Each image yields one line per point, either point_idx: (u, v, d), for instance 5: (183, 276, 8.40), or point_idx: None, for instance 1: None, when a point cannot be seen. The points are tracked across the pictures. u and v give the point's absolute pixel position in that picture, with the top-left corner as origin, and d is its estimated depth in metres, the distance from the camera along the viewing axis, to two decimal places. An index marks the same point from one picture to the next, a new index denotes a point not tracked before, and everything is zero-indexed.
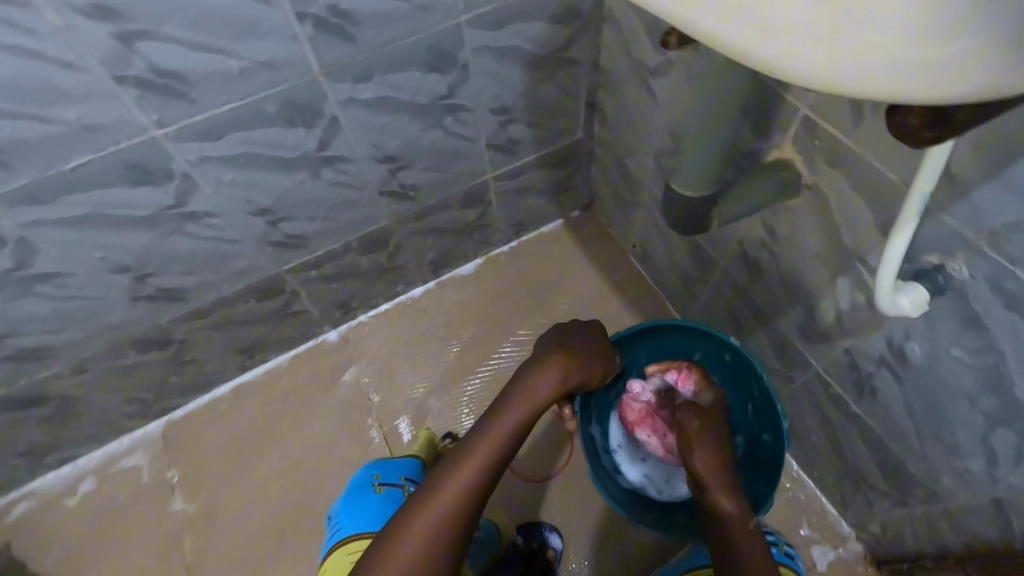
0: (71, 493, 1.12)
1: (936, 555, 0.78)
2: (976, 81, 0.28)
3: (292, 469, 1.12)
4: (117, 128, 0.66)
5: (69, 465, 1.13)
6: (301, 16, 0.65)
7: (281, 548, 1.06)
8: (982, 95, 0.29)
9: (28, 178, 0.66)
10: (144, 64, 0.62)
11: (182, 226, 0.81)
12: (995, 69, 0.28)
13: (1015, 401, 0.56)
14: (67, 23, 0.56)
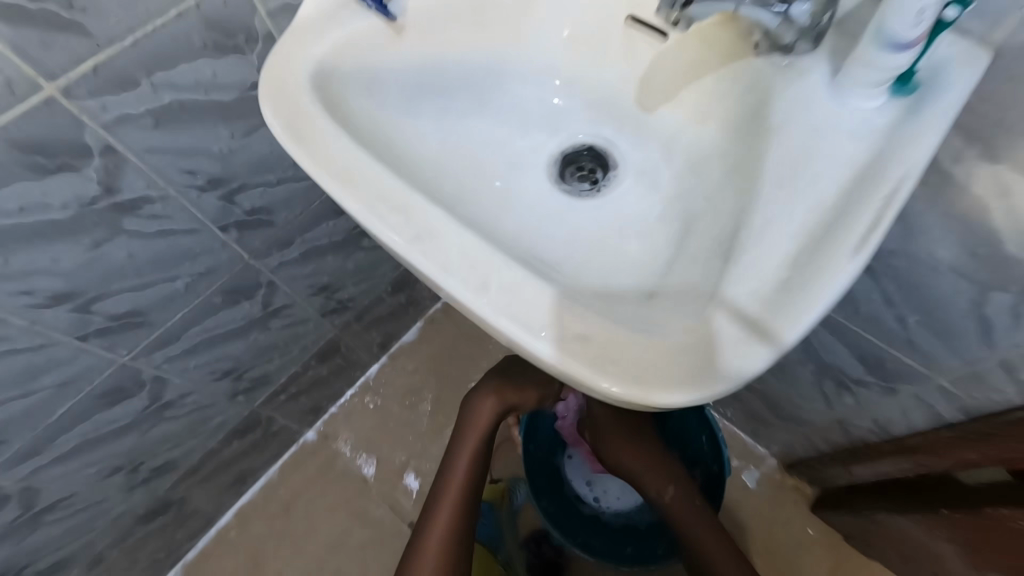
0: None
1: (817, 455, 1.05)
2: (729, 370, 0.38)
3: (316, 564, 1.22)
4: (91, 371, 0.73)
5: None
6: (224, 227, 0.75)
7: None
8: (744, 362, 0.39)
9: (22, 442, 0.72)
10: (102, 317, 0.69)
11: (161, 414, 0.89)
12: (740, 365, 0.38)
13: (824, 364, 0.81)
14: (32, 319, 0.63)
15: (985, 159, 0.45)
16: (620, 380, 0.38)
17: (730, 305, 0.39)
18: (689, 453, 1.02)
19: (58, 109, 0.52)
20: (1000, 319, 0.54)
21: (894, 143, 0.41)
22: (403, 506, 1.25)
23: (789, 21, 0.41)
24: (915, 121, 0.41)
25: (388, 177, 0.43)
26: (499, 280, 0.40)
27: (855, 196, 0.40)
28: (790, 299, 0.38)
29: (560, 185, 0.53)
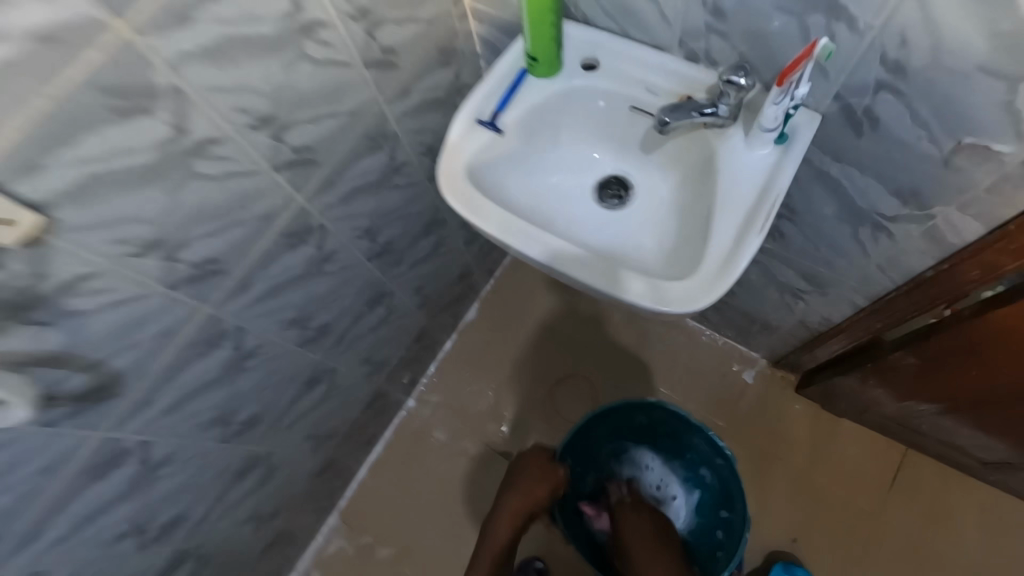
0: None
1: (791, 350, 1.44)
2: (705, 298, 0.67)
3: (440, 493, 1.60)
4: (300, 368, 1.08)
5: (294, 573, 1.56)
6: (368, 258, 1.09)
7: (464, 541, 1.55)
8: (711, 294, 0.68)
9: (267, 421, 1.08)
10: (308, 330, 1.04)
11: (330, 394, 1.25)
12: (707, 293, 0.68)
13: (787, 283, 1.17)
14: (277, 338, 0.97)
15: (833, 162, 0.79)
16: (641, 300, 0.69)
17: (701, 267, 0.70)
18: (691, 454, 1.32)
19: (298, 210, 0.86)
20: (867, 244, 0.90)
21: (781, 164, 0.72)
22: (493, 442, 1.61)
23: (719, 117, 0.73)
24: (788, 147, 0.73)
25: (516, 219, 0.76)
26: (571, 256, 0.73)
27: (761, 206, 0.71)
28: (734, 256, 0.68)
29: (600, 205, 0.88)
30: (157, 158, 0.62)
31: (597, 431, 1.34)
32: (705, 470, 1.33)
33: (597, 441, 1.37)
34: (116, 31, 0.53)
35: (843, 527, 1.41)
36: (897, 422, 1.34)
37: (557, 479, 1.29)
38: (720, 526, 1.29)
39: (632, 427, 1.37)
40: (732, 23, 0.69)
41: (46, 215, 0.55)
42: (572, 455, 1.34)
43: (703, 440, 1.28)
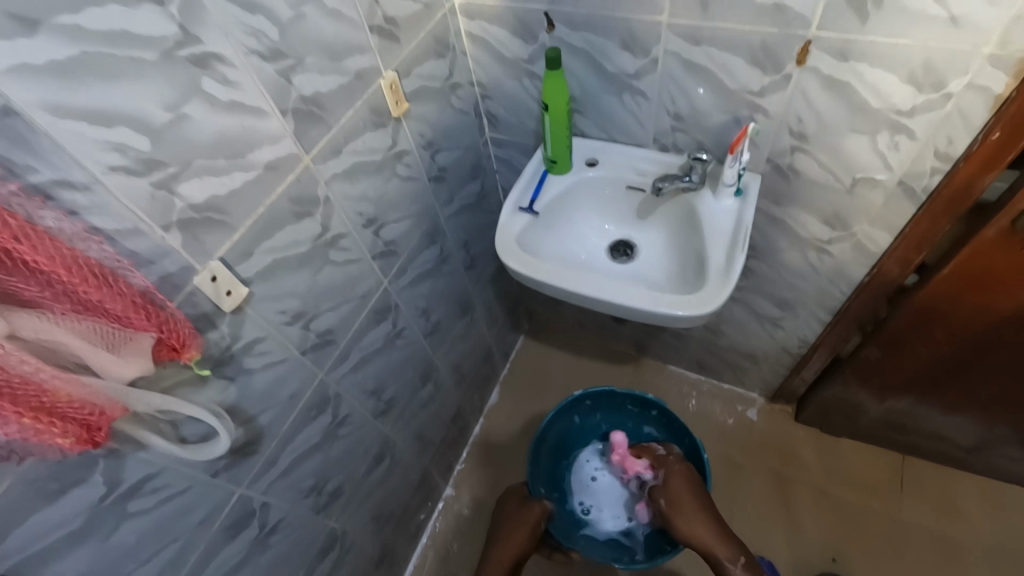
0: None
1: (781, 379, 1.66)
2: (716, 301, 0.92)
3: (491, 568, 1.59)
4: (372, 439, 1.21)
5: None
6: (423, 336, 1.29)
7: None
8: (719, 298, 0.92)
9: (346, 493, 1.17)
10: (380, 401, 1.20)
11: (391, 470, 1.35)
12: (716, 297, 0.92)
13: (764, 315, 1.43)
14: (360, 407, 1.12)
15: (775, 206, 1.10)
16: (671, 311, 0.92)
17: (708, 283, 0.95)
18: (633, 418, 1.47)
19: (382, 291, 1.08)
20: (816, 264, 1.18)
21: (743, 208, 1.01)
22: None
23: (693, 181, 1.03)
24: (744, 196, 1.03)
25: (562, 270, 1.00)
26: (608, 288, 0.96)
27: (736, 235, 0.98)
28: (728, 270, 0.94)
29: (615, 262, 1.14)
30: (310, 248, 0.85)
31: (546, 443, 1.42)
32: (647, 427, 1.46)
33: (552, 457, 1.44)
34: (304, 162, 0.78)
35: (873, 535, 1.52)
36: (888, 426, 1.53)
37: (532, 516, 1.29)
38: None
39: (574, 428, 1.48)
40: (687, 122, 1.02)
41: (247, 289, 0.75)
42: (539, 478, 1.38)
43: (633, 403, 1.45)
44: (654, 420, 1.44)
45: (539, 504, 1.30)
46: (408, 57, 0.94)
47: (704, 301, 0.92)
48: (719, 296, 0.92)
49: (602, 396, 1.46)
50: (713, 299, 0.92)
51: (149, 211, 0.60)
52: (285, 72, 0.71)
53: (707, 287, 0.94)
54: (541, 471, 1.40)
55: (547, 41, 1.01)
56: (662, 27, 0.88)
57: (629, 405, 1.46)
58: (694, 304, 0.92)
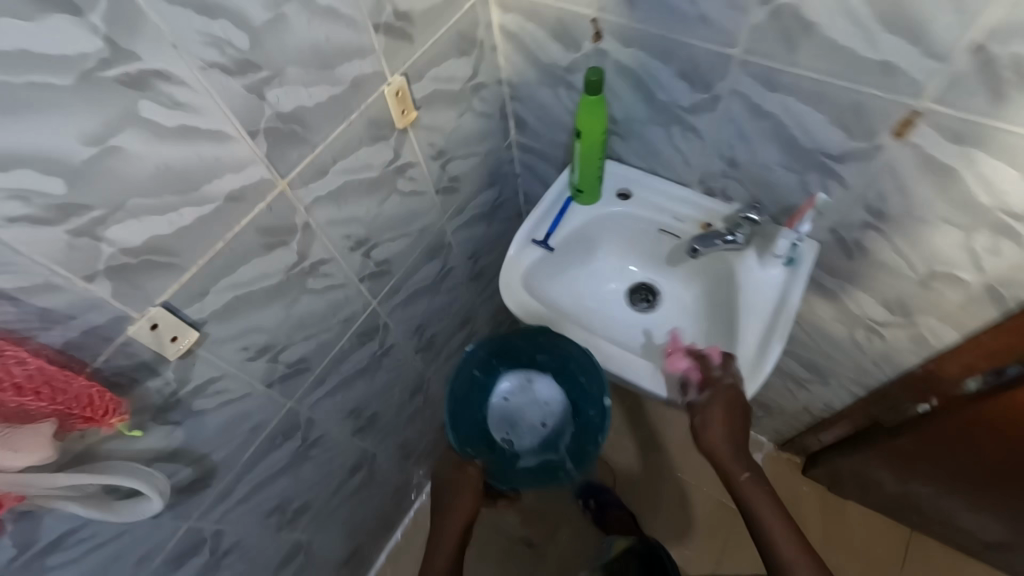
0: None
1: (796, 432, 1.54)
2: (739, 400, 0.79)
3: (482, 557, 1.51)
4: (348, 455, 1.14)
5: None
6: (416, 351, 1.20)
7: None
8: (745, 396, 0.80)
9: (315, 507, 1.12)
10: (360, 419, 1.12)
11: (369, 478, 1.29)
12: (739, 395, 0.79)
13: (791, 373, 1.30)
14: (336, 427, 1.05)
15: (828, 276, 0.95)
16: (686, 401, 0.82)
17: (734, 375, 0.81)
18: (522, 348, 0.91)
19: (370, 312, 0.97)
20: (863, 341, 1.04)
21: (791, 284, 0.86)
22: (510, 525, 1.54)
23: (737, 242, 0.89)
24: (796, 268, 0.87)
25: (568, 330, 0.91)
26: (615, 361, 0.88)
27: (777, 319, 0.84)
28: (760, 363, 0.81)
29: (632, 309, 1.01)
30: (282, 280, 0.74)
31: (460, 407, 0.89)
32: (539, 353, 0.91)
33: (472, 416, 0.90)
34: (278, 187, 0.66)
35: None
36: (902, 505, 1.41)
37: (473, 482, 0.90)
38: (590, 399, 0.88)
39: (479, 382, 0.92)
40: (743, 172, 0.86)
41: (199, 331, 0.66)
42: (465, 439, 0.90)
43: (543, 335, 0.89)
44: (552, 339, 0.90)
45: (475, 466, 0.90)
46: (421, 58, 0.78)
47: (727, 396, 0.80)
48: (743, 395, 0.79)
49: (505, 343, 0.91)
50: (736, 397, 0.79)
51: (66, 262, 0.49)
52: (256, 87, 0.57)
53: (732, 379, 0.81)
54: (465, 430, 0.90)
55: (591, 52, 0.84)
56: (732, 62, 0.71)
57: (538, 354, 0.91)
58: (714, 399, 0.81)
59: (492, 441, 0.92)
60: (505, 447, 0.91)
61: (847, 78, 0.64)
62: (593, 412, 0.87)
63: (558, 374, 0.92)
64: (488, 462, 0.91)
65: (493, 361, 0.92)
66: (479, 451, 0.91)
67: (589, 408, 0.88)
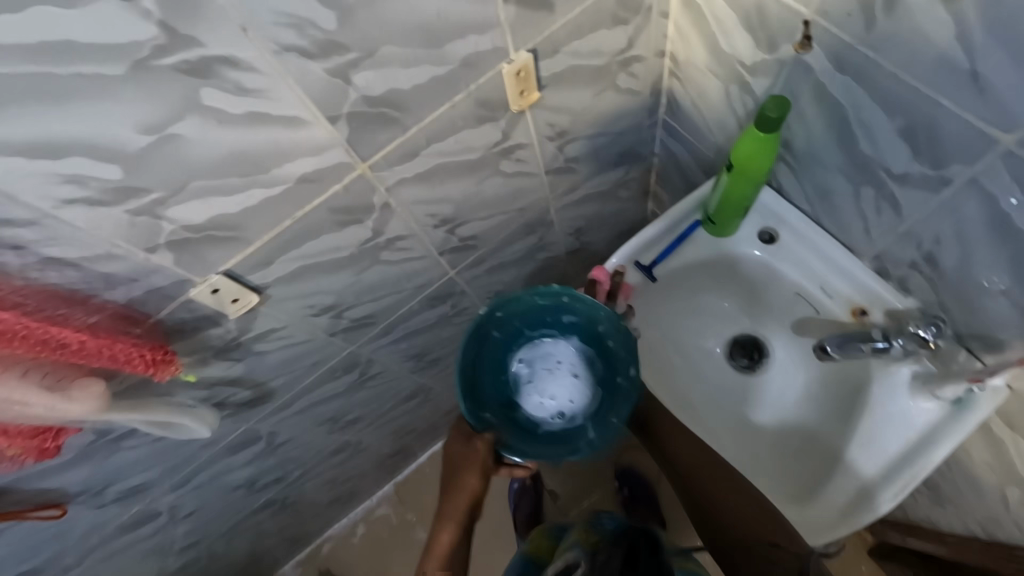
0: (350, 535, 1.62)
1: None
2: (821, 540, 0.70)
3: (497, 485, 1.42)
4: (404, 386, 1.19)
5: (345, 518, 1.62)
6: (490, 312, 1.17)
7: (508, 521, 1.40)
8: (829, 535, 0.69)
9: (364, 419, 1.21)
10: (421, 360, 1.14)
11: (421, 403, 1.36)
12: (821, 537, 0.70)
13: None
14: (395, 366, 1.08)
15: (1005, 426, 0.72)
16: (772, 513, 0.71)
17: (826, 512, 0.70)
18: (545, 312, 0.79)
19: (447, 279, 0.93)
20: (1014, 501, 0.81)
21: (942, 432, 0.66)
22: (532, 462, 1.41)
23: (888, 352, 0.67)
24: (960, 414, 0.66)
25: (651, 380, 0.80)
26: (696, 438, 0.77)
27: (904, 466, 0.67)
28: (853, 513, 0.69)
29: (729, 364, 0.84)
30: (354, 251, 0.71)
31: (473, 367, 0.77)
32: (566, 315, 0.78)
33: (482, 378, 0.78)
34: (358, 170, 0.60)
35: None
36: None
37: (480, 457, 0.81)
38: (620, 364, 0.76)
39: (495, 343, 0.80)
40: (941, 273, 0.63)
41: (263, 292, 0.66)
42: (475, 401, 0.76)
43: (568, 298, 0.76)
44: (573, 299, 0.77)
45: (484, 439, 0.79)
46: (562, 29, 0.63)
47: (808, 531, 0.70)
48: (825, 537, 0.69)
49: (527, 308, 0.79)
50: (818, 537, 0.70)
51: (129, 237, 0.49)
52: (343, 71, 0.49)
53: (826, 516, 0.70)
54: (477, 395, 0.76)
55: (788, 59, 0.61)
56: (992, 149, 0.48)
57: (564, 316, 0.79)
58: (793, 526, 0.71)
59: (510, 408, 0.78)
60: (526, 421, 0.77)
61: None
62: (621, 380, 0.75)
63: (585, 342, 0.79)
64: (503, 432, 0.76)
65: (513, 323, 0.79)
66: (496, 420, 0.77)
67: (618, 376, 0.78)
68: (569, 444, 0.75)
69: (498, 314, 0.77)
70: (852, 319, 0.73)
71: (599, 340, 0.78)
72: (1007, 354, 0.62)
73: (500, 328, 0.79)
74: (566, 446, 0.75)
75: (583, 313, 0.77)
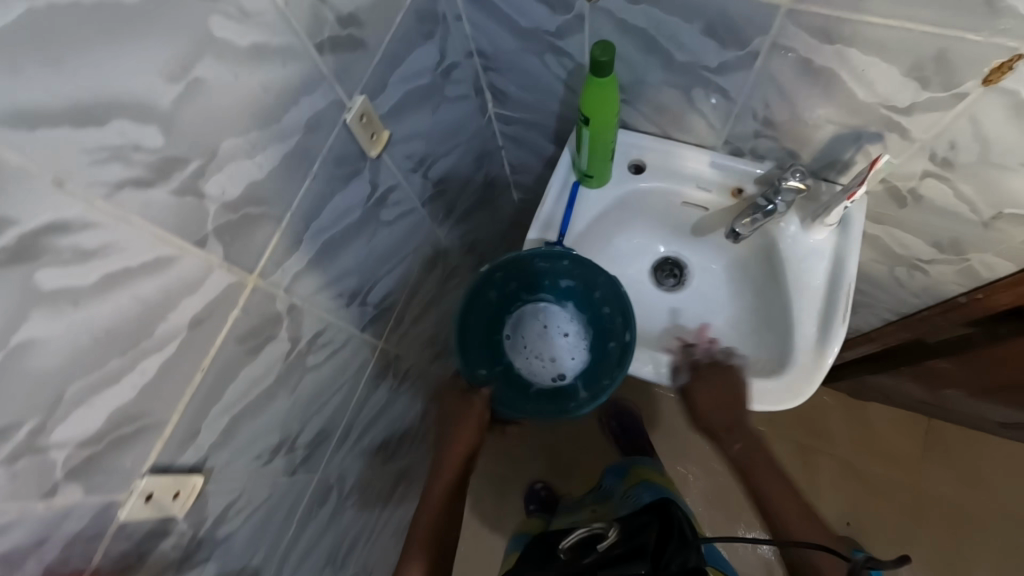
0: None
1: None
2: (786, 400, 0.73)
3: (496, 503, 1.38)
4: (385, 481, 1.09)
5: None
6: (432, 363, 1.12)
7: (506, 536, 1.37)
8: (796, 394, 0.73)
9: (362, 540, 1.08)
10: (390, 447, 1.05)
11: (407, 489, 1.25)
12: (788, 395, 0.73)
13: None
14: (368, 466, 0.99)
15: (874, 222, 0.85)
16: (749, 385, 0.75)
17: (792, 371, 0.74)
18: (543, 273, 0.88)
19: (380, 351, 0.87)
20: (903, 275, 0.97)
21: (845, 247, 0.76)
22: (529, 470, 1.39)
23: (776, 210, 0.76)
24: (848, 228, 0.76)
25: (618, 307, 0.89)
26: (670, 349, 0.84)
27: (833, 298, 0.75)
28: (822, 349, 0.73)
29: (659, 288, 0.91)
30: (280, 372, 0.63)
31: (476, 333, 0.90)
32: (562, 280, 0.89)
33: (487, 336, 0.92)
34: (249, 284, 0.53)
35: (895, 503, 1.41)
36: (934, 406, 1.35)
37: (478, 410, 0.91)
38: (609, 331, 0.88)
39: (498, 304, 0.92)
40: (779, 129, 0.73)
41: (203, 469, 0.55)
42: (475, 361, 0.89)
43: (567, 267, 0.85)
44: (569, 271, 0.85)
45: (480, 397, 0.90)
46: (381, 61, 0.61)
47: (773, 391, 0.74)
48: (792, 393, 0.73)
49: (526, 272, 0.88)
50: (783, 395, 0.74)
51: (15, 493, 0.38)
52: (190, 185, 0.43)
53: (790, 375, 0.74)
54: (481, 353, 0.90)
55: (586, 12, 0.67)
56: (776, 14, 0.56)
57: (562, 280, 0.89)
58: (765, 390, 0.75)
59: (507, 362, 0.93)
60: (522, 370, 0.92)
61: (930, 20, 0.51)
62: (614, 344, 0.86)
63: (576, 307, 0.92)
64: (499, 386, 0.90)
65: (512, 283, 0.90)
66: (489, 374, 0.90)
67: (609, 341, 0.89)
68: (555, 395, 0.89)
69: (497, 274, 0.85)
70: (734, 200, 0.83)
71: (589, 300, 0.89)
72: (857, 168, 0.74)
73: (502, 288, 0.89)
74: (552, 395, 0.89)
75: (578, 283, 0.88)
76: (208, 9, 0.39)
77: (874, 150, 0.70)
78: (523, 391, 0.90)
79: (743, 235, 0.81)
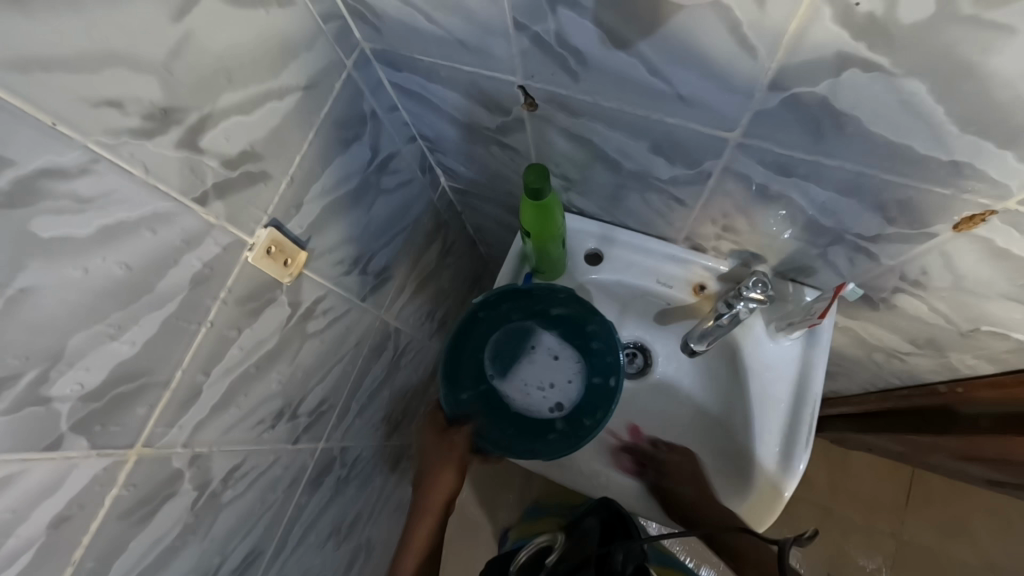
0: None
1: None
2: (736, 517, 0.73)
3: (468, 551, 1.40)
4: (338, 564, 1.05)
5: None
6: (389, 437, 1.07)
7: None
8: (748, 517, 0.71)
9: None
10: (342, 530, 1.02)
11: (368, 559, 1.21)
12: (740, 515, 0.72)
13: None
14: (316, 558, 0.94)
15: (849, 316, 0.79)
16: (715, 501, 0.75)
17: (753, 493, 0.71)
18: (533, 299, 0.75)
19: (321, 451, 0.82)
20: (880, 359, 0.91)
21: (812, 361, 0.71)
22: (498, 517, 1.41)
23: (738, 316, 0.70)
24: (815, 340, 0.72)
25: None
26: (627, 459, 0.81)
27: (798, 418, 0.70)
28: (785, 474, 0.69)
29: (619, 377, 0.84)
30: (187, 522, 0.58)
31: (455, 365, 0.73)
32: (555, 307, 0.75)
33: (469, 354, 0.74)
34: (132, 458, 0.47)
35: (871, 550, 1.33)
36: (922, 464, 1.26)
37: (460, 449, 0.75)
38: (597, 365, 0.74)
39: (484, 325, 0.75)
40: (741, 234, 0.67)
41: None
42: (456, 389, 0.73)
43: (558, 292, 0.74)
44: (555, 296, 0.74)
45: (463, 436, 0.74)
46: (292, 185, 0.55)
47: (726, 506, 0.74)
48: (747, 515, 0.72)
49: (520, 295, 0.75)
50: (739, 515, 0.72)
51: None
52: (29, 395, 0.37)
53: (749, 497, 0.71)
54: (462, 376, 0.73)
55: (525, 118, 0.60)
56: (727, 144, 0.50)
57: (554, 309, 0.75)
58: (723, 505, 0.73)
59: (490, 382, 0.74)
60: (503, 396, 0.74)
61: (889, 170, 0.45)
62: (598, 380, 0.74)
63: (567, 332, 0.76)
64: (479, 421, 0.73)
65: (502, 304, 0.75)
66: (472, 407, 0.73)
67: (595, 374, 0.74)
68: (539, 434, 0.72)
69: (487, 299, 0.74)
70: (697, 297, 0.76)
71: (575, 330, 0.75)
72: (826, 275, 0.68)
73: (491, 312, 0.75)
74: (535, 435, 0.72)
75: (566, 312, 0.75)
76: (26, 215, 0.33)
77: (843, 264, 0.64)
78: (504, 424, 0.73)
79: (703, 341, 0.74)
